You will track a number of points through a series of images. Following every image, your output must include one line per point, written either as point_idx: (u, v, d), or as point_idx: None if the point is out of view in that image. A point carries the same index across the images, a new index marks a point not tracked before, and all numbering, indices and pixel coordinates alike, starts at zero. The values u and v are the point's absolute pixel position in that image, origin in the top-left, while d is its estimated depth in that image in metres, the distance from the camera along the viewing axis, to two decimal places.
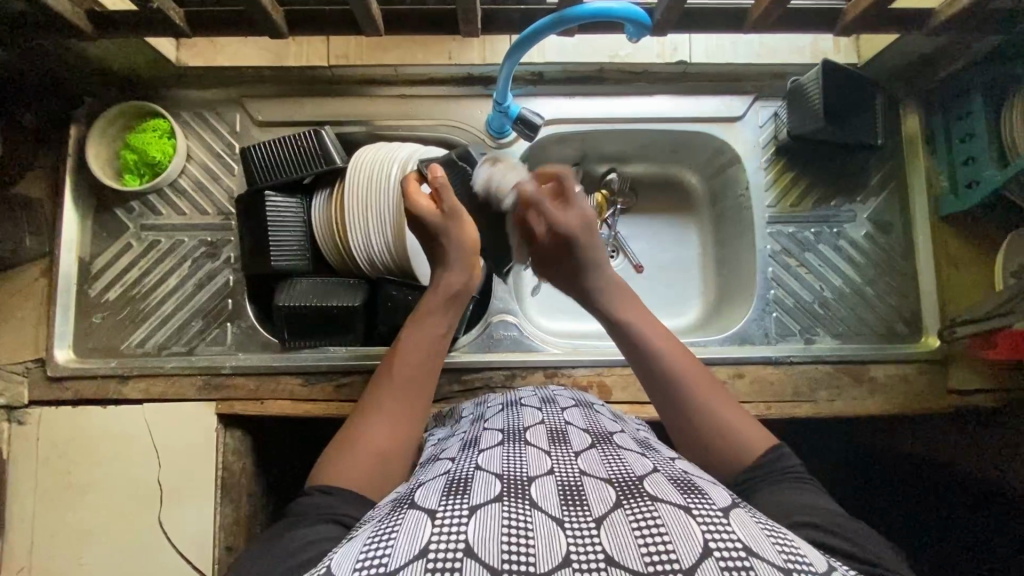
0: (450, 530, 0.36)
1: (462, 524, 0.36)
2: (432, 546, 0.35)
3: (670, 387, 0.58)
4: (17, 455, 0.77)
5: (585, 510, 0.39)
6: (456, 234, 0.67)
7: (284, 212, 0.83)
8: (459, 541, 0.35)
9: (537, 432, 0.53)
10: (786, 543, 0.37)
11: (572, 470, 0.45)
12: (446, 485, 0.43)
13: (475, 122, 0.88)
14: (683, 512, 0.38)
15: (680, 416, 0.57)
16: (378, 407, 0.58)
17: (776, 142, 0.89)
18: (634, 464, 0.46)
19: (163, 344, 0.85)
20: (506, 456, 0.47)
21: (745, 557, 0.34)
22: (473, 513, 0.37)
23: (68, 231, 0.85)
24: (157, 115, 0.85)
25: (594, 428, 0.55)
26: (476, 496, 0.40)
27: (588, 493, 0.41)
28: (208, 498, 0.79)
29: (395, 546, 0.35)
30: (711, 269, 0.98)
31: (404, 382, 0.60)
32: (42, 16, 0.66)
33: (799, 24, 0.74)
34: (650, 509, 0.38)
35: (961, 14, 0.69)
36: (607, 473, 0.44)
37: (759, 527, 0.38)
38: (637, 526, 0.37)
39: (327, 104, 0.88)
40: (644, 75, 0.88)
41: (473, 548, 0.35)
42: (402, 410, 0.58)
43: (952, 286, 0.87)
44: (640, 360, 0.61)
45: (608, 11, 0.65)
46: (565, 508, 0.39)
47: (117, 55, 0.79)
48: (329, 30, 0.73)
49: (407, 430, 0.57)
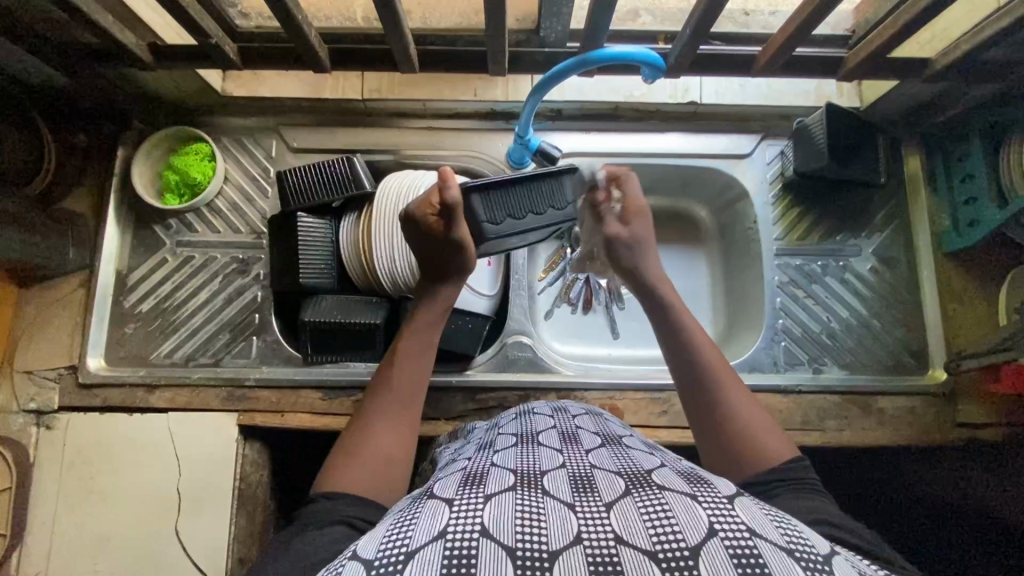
0: (467, 515, 0.38)
1: (477, 510, 0.39)
2: (450, 528, 0.37)
3: (709, 395, 0.59)
4: (44, 458, 0.81)
5: (595, 497, 0.41)
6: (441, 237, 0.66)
7: (313, 233, 0.87)
8: (475, 524, 0.37)
9: (551, 435, 0.55)
10: (792, 529, 0.38)
11: (584, 465, 0.47)
12: (463, 479, 0.45)
13: (497, 154, 0.93)
14: (688, 500, 0.39)
15: (713, 420, 0.58)
16: (376, 412, 0.60)
17: (783, 178, 0.93)
18: (642, 459, 0.48)
19: (190, 355, 0.88)
20: (520, 455, 0.50)
21: (749, 537, 0.36)
22: (488, 501, 0.40)
23: (108, 245, 0.90)
24: (200, 139, 0.91)
25: (604, 432, 0.57)
26: (491, 487, 0.42)
27: (598, 484, 0.43)
28: (224, 507, 0.80)
29: (415, 531, 0.38)
30: (720, 298, 1.01)
31: (403, 385, 0.63)
32: (110, 49, 0.72)
33: (804, 69, 0.79)
34: (657, 496, 0.40)
35: (955, 64, 0.74)
36: (616, 467, 0.46)
37: (763, 513, 0.40)
38: (645, 512, 0.38)
39: (358, 134, 0.94)
40: (656, 114, 0.93)
41: (488, 530, 0.37)
42: (402, 418, 0.61)
43: (959, 320, 0.89)
44: (687, 369, 0.61)
45: (626, 56, 0.70)
46: (576, 496, 0.41)
47: (170, 84, 0.85)
48: (367, 67, 0.79)
49: (408, 434, 0.60)
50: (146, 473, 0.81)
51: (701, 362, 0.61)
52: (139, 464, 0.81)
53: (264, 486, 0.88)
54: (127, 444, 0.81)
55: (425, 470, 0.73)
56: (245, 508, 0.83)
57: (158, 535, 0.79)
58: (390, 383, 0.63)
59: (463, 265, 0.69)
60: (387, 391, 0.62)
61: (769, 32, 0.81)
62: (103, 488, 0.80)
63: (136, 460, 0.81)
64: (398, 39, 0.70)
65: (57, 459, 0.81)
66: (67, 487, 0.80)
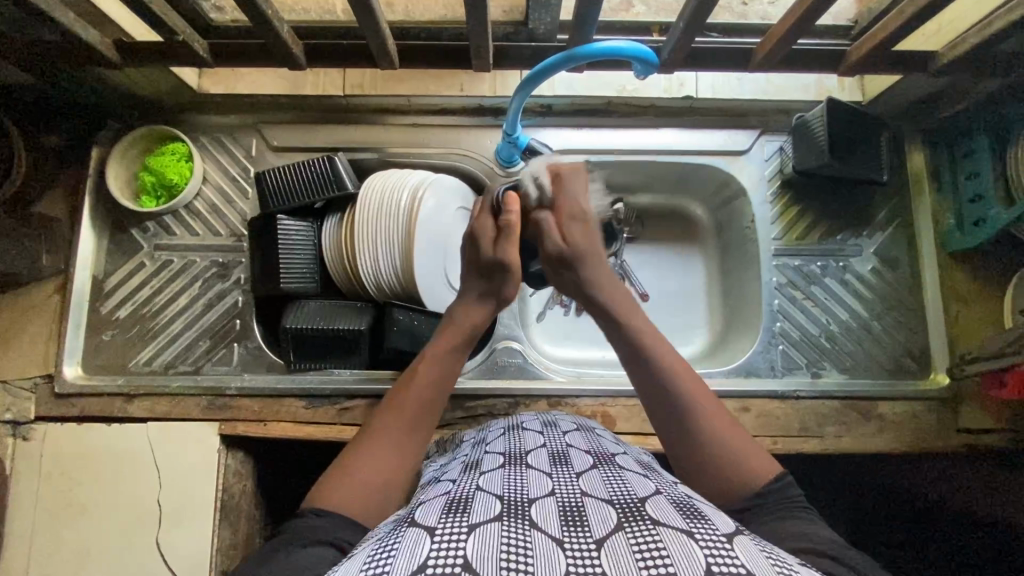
0: (450, 547, 0.36)
1: (461, 541, 0.36)
2: (431, 562, 0.34)
3: (666, 408, 0.56)
4: (21, 470, 0.79)
5: (586, 531, 0.38)
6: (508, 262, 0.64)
7: (294, 237, 0.84)
8: (458, 557, 0.35)
9: (540, 456, 0.53)
10: (794, 574, 0.36)
11: (574, 491, 0.44)
12: (446, 505, 0.43)
13: (485, 152, 0.90)
14: (685, 537, 0.37)
15: (688, 448, 0.55)
16: (378, 431, 0.58)
17: (781, 176, 0.90)
18: (636, 485, 0.46)
19: (170, 363, 0.86)
20: (507, 478, 0.47)
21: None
22: (472, 531, 0.37)
23: (83, 249, 0.87)
24: (176, 139, 0.87)
25: (594, 450, 0.55)
26: (476, 515, 0.40)
27: (588, 514, 0.40)
28: (206, 520, 0.78)
29: (394, 561, 0.35)
30: (717, 298, 0.98)
31: (412, 409, 0.59)
32: (73, 46, 0.69)
33: (804, 64, 0.75)
34: (652, 532, 0.37)
35: (963, 57, 0.70)
36: (608, 494, 0.44)
37: (763, 555, 0.37)
38: (639, 549, 0.36)
39: (340, 131, 0.90)
40: (650, 109, 0.89)
41: (471, 565, 0.34)
42: (409, 439, 0.58)
43: (961, 322, 0.86)
44: (655, 396, 0.57)
45: (617, 51, 0.67)
46: (565, 529, 0.38)
47: (143, 82, 0.82)
48: (346, 63, 0.75)
49: (414, 454, 0.57)
50: (125, 486, 0.79)
51: (670, 386, 0.57)
52: (118, 476, 0.79)
53: (249, 496, 0.86)
54: (105, 456, 0.79)
55: (410, 484, 0.71)
56: (228, 520, 0.80)
57: (138, 549, 0.77)
58: (404, 401, 0.60)
59: (500, 293, 0.66)
60: (400, 409, 0.59)
61: (768, 23, 0.77)
62: (81, 501, 0.78)
63: (115, 472, 0.79)
64: (375, 35, 0.66)
65: (34, 471, 0.79)
66: (44, 500, 0.78)
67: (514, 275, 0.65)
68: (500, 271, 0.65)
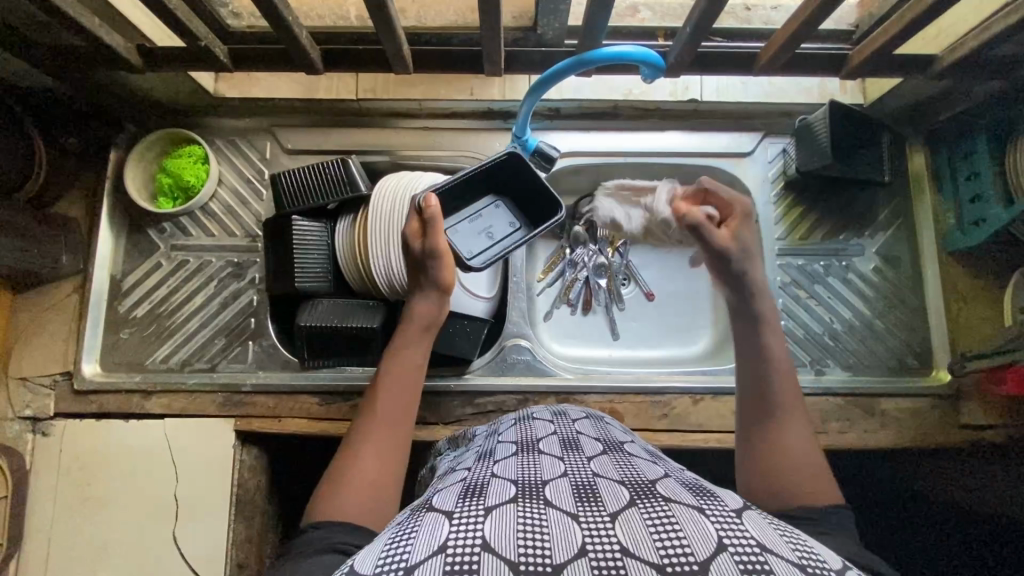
0: (468, 528, 0.37)
1: (478, 523, 0.38)
2: (451, 543, 0.36)
3: (772, 419, 0.59)
4: (41, 464, 0.81)
5: (600, 507, 0.40)
6: (439, 265, 0.66)
7: (309, 237, 0.85)
8: (476, 537, 0.36)
9: (551, 442, 0.54)
10: (801, 544, 0.38)
11: (586, 473, 0.46)
12: (463, 490, 0.44)
13: (495, 154, 0.92)
14: (695, 512, 0.39)
15: (762, 442, 0.58)
16: (360, 437, 0.60)
17: (785, 177, 0.91)
18: (645, 469, 0.48)
19: (186, 361, 0.87)
20: (521, 464, 0.49)
21: (759, 553, 0.35)
22: (489, 514, 0.39)
23: (102, 249, 0.89)
24: (193, 142, 0.89)
25: (605, 438, 0.57)
26: (492, 498, 0.41)
27: (602, 493, 0.42)
28: (223, 514, 0.80)
29: (415, 545, 0.37)
30: (721, 298, 1.00)
31: (390, 409, 0.62)
32: (97, 51, 0.71)
33: (807, 67, 0.77)
34: (664, 508, 0.39)
35: (962, 60, 0.72)
36: (619, 475, 0.46)
37: (772, 529, 0.39)
38: (651, 523, 0.38)
39: (353, 134, 0.92)
40: (656, 112, 0.92)
41: (490, 544, 0.36)
42: (390, 440, 0.60)
43: (963, 320, 0.87)
44: (753, 388, 0.61)
45: (626, 55, 0.68)
46: (579, 506, 0.40)
47: (162, 86, 0.84)
48: (361, 67, 0.77)
49: (398, 453, 0.59)
50: (143, 480, 0.80)
51: (770, 383, 0.60)
52: (136, 471, 0.80)
53: (263, 491, 0.87)
54: (124, 451, 0.81)
55: (424, 478, 0.73)
56: (243, 514, 0.82)
57: (156, 542, 0.79)
58: (376, 402, 0.62)
59: (439, 280, 0.67)
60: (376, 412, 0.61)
61: (771, 27, 0.79)
62: (100, 495, 0.80)
63: (133, 467, 0.81)
64: (391, 41, 0.69)
65: (54, 466, 0.81)
66: (64, 494, 0.80)
67: (445, 262, 0.66)
68: (430, 261, 0.66)
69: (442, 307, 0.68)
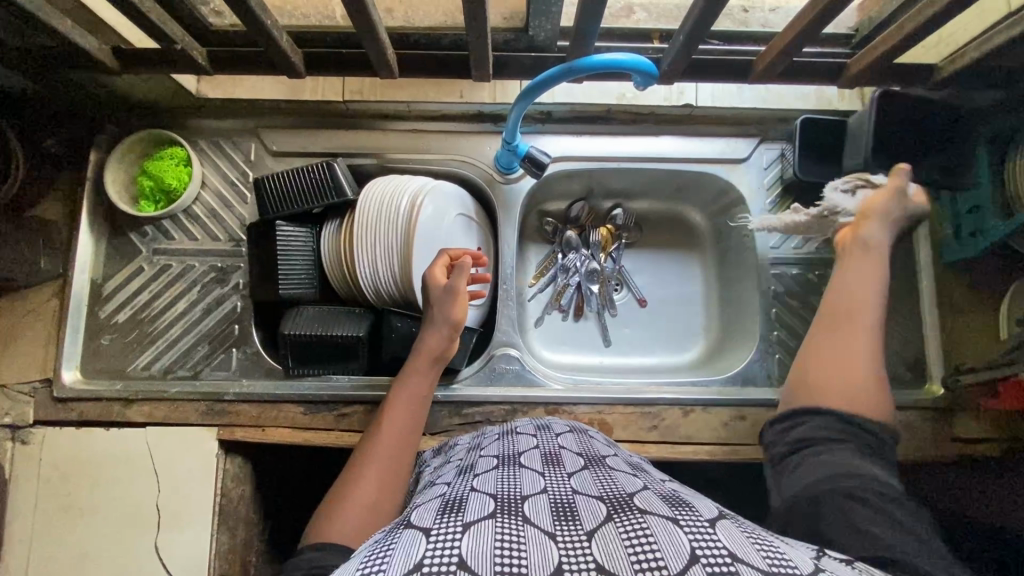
0: (444, 544, 0.35)
1: (455, 540, 0.36)
2: (427, 560, 0.34)
3: (842, 346, 0.63)
4: (20, 474, 0.80)
5: (576, 525, 0.39)
6: (451, 305, 0.75)
7: (294, 242, 0.83)
8: (453, 555, 0.34)
9: (533, 456, 0.53)
10: (772, 550, 0.37)
11: (565, 490, 0.45)
12: (442, 506, 0.43)
13: (484, 158, 0.90)
14: (670, 523, 0.38)
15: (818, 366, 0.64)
16: (364, 460, 0.65)
17: (782, 182, 0.90)
18: (625, 482, 0.47)
19: (168, 368, 0.86)
20: (501, 478, 0.48)
21: (730, 563, 0.34)
22: (466, 530, 0.37)
23: (82, 253, 0.87)
24: (175, 143, 0.87)
25: (587, 452, 0.55)
26: (470, 514, 0.40)
27: (579, 511, 0.41)
28: (204, 524, 0.79)
29: (391, 560, 0.35)
30: (714, 306, 0.99)
31: (395, 432, 0.69)
32: (71, 53, 0.68)
33: (805, 75, 0.75)
34: (639, 521, 0.38)
35: (962, 71, 0.70)
36: (598, 491, 0.44)
37: (744, 536, 0.38)
38: (627, 536, 0.36)
39: (339, 136, 0.90)
40: (650, 117, 0.90)
41: (466, 560, 0.34)
42: (391, 464, 0.65)
43: (958, 332, 0.86)
44: (831, 317, 0.66)
45: (616, 62, 0.66)
46: (557, 524, 0.39)
47: (142, 87, 0.82)
48: (345, 71, 0.75)
49: (395, 480, 0.64)
50: (123, 490, 0.79)
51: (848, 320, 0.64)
52: (116, 480, 0.79)
53: (248, 500, 0.86)
54: (104, 460, 0.80)
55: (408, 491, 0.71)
56: (227, 525, 0.81)
57: (137, 553, 0.78)
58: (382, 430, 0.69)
59: (451, 316, 0.75)
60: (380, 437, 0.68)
61: (769, 31, 0.77)
62: (80, 505, 0.79)
63: (113, 476, 0.79)
64: (374, 45, 0.66)
65: (33, 475, 0.79)
66: (44, 504, 0.79)
67: (460, 303, 0.75)
68: (444, 300, 0.75)
69: (448, 347, 0.76)
